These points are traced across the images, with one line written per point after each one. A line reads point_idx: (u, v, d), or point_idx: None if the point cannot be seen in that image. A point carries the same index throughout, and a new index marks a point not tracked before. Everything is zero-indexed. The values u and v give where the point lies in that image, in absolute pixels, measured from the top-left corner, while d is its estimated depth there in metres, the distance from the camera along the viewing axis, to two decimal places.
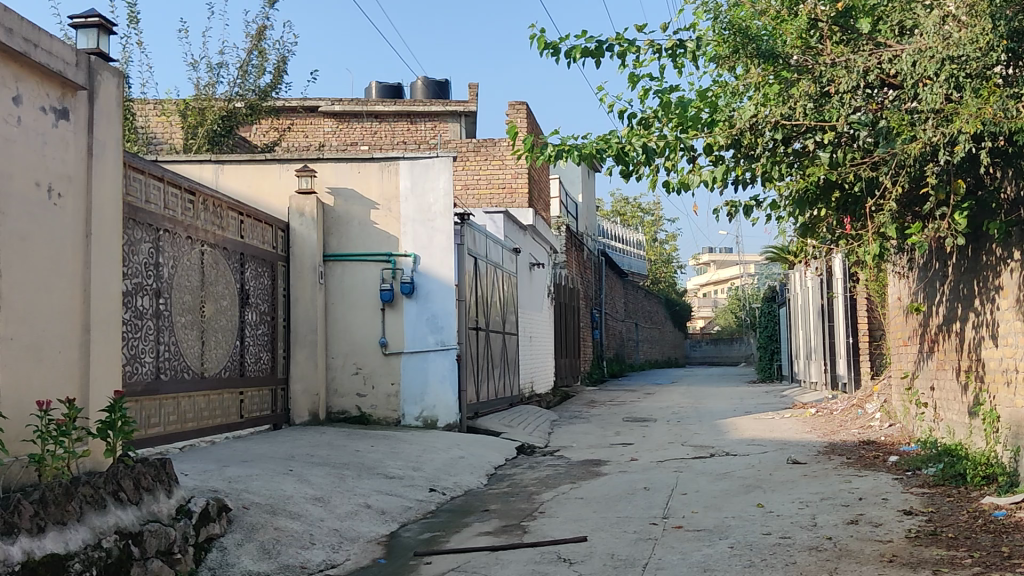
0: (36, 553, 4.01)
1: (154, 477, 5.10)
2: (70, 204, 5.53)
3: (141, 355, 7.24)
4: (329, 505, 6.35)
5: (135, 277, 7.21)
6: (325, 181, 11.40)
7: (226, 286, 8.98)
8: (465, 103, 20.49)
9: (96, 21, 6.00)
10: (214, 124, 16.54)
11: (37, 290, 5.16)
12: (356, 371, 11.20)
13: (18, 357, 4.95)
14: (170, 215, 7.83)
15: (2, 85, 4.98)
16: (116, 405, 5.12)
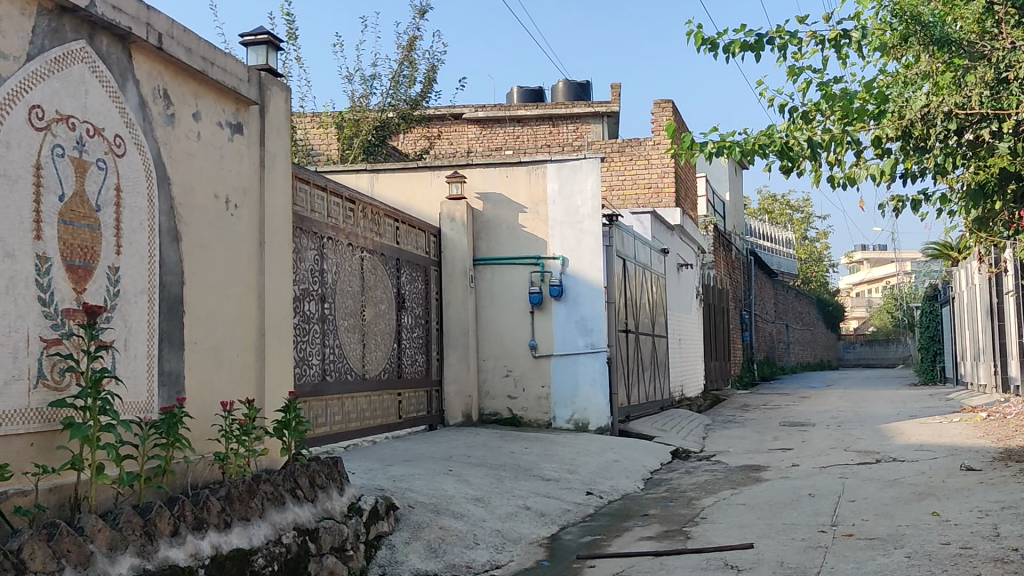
0: (224, 548, 4.20)
1: (327, 475, 5.28)
2: (246, 215, 5.79)
3: (308, 357, 7.50)
4: (489, 506, 6.41)
5: (303, 283, 7.49)
6: (475, 187, 11.59)
7: (384, 291, 9.23)
8: (609, 103, 20.39)
9: (265, 38, 6.29)
10: (369, 134, 17.00)
11: (217, 296, 5.42)
12: (507, 373, 11.31)
13: (200, 359, 5.20)
14: (333, 223, 8.11)
15: (183, 102, 5.23)
16: (291, 405, 5.34)
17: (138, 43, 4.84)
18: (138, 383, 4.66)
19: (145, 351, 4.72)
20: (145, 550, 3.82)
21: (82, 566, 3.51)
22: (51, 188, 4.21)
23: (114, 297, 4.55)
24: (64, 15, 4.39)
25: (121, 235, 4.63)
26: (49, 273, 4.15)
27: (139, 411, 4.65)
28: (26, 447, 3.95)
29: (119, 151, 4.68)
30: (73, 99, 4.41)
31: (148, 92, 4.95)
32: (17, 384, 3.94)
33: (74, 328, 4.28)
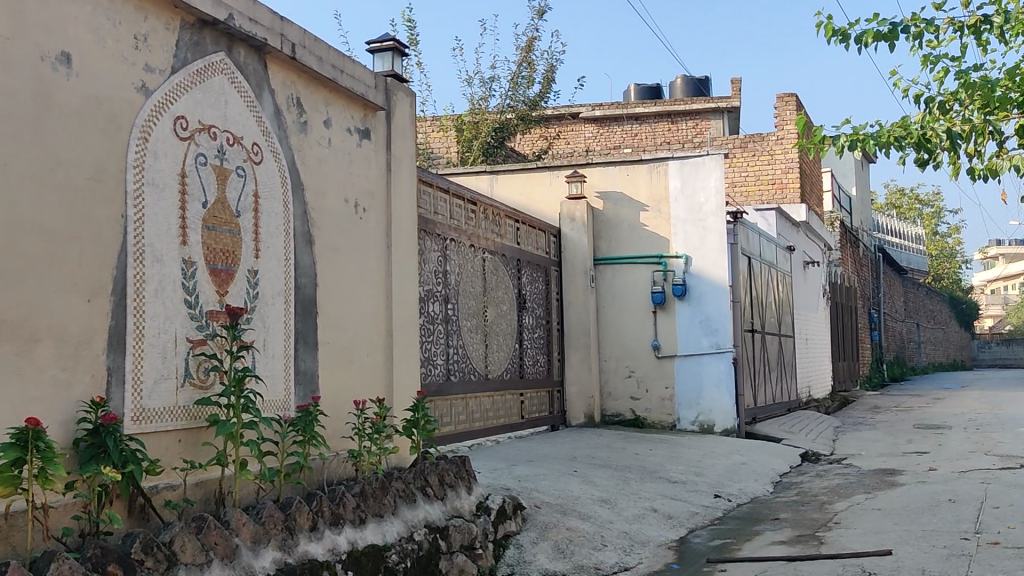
0: (359, 544, 4.29)
1: (456, 474, 5.34)
2: (374, 219, 5.91)
3: (433, 357, 7.61)
4: (616, 508, 6.35)
5: (427, 284, 7.61)
6: (594, 185, 11.58)
7: (506, 291, 9.29)
8: (729, 99, 20.06)
9: (391, 45, 6.28)
10: (488, 137, 17.08)
11: (348, 297, 5.55)
12: (629, 374, 11.25)
13: (333, 360, 5.33)
14: (455, 225, 8.21)
15: (315, 110, 5.38)
16: (420, 404, 5.43)
17: (273, 53, 5.00)
18: (276, 382, 4.81)
19: (281, 351, 4.87)
20: (286, 545, 3.93)
21: (229, 559, 3.63)
22: (195, 196, 4.39)
23: (254, 299, 4.71)
24: (205, 28, 4.56)
25: (259, 239, 4.79)
26: (194, 276, 4.33)
27: (278, 408, 4.80)
28: (174, 444, 4.12)
29: (256, 159, 4.84)
30: (214, 109, 4.58)
31: (283, 101, 5.11)
32: (166, 383, 4.11)
33: (218, 329, 4.46)
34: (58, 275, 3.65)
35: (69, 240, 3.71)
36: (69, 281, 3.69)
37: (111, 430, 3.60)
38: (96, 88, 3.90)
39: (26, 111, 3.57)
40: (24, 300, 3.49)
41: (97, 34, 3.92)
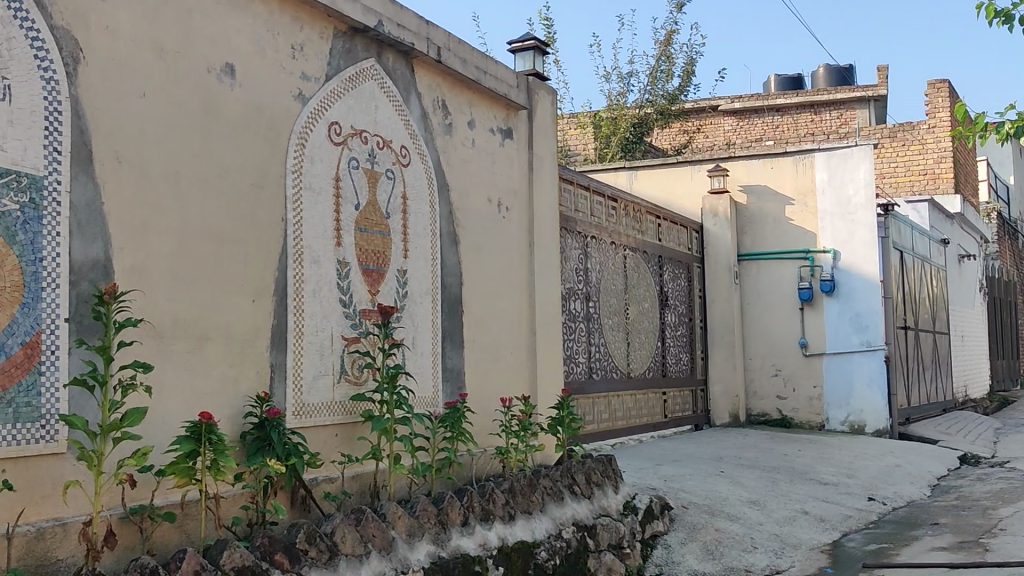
0: (509, 540, 4.33)
1: (602, 472, 5.34)
2: (517, 217, 5.94)
3: (576, 355, 7.62)
4: (766, 509, 6.21)
5: (569, 282, 7.64)
6: (737, 179, 11.35)
7: (648, 289, 9.22)
8: (876, 87, 19.36)
9: (532, 44, 6.27)
10: (627, 132, 16.98)
11: (494, 296, 5.61)
12: (776, 372, 10.98)
13: (479, 357, 5.40)
14: (596, 223, 8.20)
15: (459, 111, 5.47)
16: (564, 402, 5.41)
17: (419, 57, 5.11)
18: (425, 379, 4.90)
19: (430, 349, 4.97)
20: (439, 539, 3.99)
21: (386, 551, 3.71)
22: (348, 198, 4.52)
23: (403, 298, 4.82)
24: (356, 35, 4.69)
25: (408, 239, 4.90)
26: (348, 276, 4.47)
27: (427, 405, 4.90)
28: (330, 438, 4.26)
29: (404, 161, 4.96)
30: (365, 114, 4.72)
31: (429, 104, 5.21)
32: (323, 379, 4.26)
33: (371, 327, 4.58)
34: (225, 276, 3.83)
35: (236, 244, 3.90)
36: (236, 282, 3.87)
37: (275, 425, 3.75)
38: (258, 98, 4.08)
39: (194, 121, 3.77)
40: (193, 301, 3.68)
41: (258, 45, 4.09)
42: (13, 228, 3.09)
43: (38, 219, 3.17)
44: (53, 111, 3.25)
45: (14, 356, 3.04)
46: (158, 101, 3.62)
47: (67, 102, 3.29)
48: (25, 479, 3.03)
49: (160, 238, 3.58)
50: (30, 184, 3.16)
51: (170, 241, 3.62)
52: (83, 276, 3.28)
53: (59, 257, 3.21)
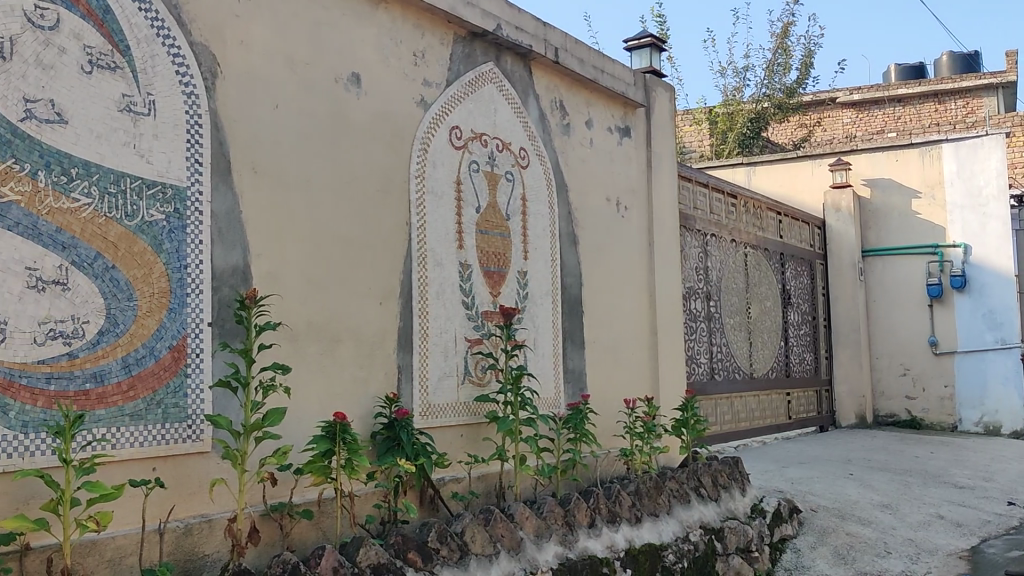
0: (637, 542, 4.30)
1: (729, 475, 5.27)
2: (637, 216, 5.90)
3: (698, 356, 7.52)
4: (899, 513, 6.01)
5: (689, 281, 7.56)
6: (860, 173, 11.00)
7: (770, 287, 9.04)
8: (1004, 73, 18.52)
9: (649, 41, 6.23)
10: (744, 127, 16.63)
11: (614, 296, 5.59)
12: (904, 372, 10.63)
13: (600, 358, 5.39)
14: (715, 220, 8.08)
15: (577, 111, 5.47)
16: (688, 403, 5.33)
17: (538, 59, 5.13)
18: (547, 381, 4.92)
19: (551, 349, 4.98)
20: (567, 539, 4.00)
21: (515, 552, 3.73)
22: (470, 201, 4.57)
23: (524, 299, 4.85)
24: (476, 40, 4.74)
25: (529, 241, 4.93)
26: (471, 278, 4.52)
27: (550, 406, 4.91)
28: (456, 438, 4.31)
29: (524, 163, 4.98)
30: (485, 117, 4.77)
31: (547, 105, 5.23)
32: (448, 380, 4.31)
33: (493, 329, 4.62)
34: (355, 280, 3.92)
35: (364, 248, 3.98)
36: (364, 285, 3.96)
37: (404, 425, 3.78)
38: (383, 105, 4.17)
39: (324, 129, 3.88)
40: (325, 304, 3.78)
41: (382, 53, 4.18)
42: (160, 237, 3.23)
43: (182, 228, 3.31)
44: (193, 124, 3.39)
45: (163, 359, 3.19)
46: (289, 111, 3.74)
47: (206, 115, 3.43)
48: (174, 477, 3.17)
49: (294, 244, 3.69)
50: (174, 195, 3.30)
51: (303, 247, 3.73)
52: (224, 282, 3.42)
53: (202, 265, 3.35)
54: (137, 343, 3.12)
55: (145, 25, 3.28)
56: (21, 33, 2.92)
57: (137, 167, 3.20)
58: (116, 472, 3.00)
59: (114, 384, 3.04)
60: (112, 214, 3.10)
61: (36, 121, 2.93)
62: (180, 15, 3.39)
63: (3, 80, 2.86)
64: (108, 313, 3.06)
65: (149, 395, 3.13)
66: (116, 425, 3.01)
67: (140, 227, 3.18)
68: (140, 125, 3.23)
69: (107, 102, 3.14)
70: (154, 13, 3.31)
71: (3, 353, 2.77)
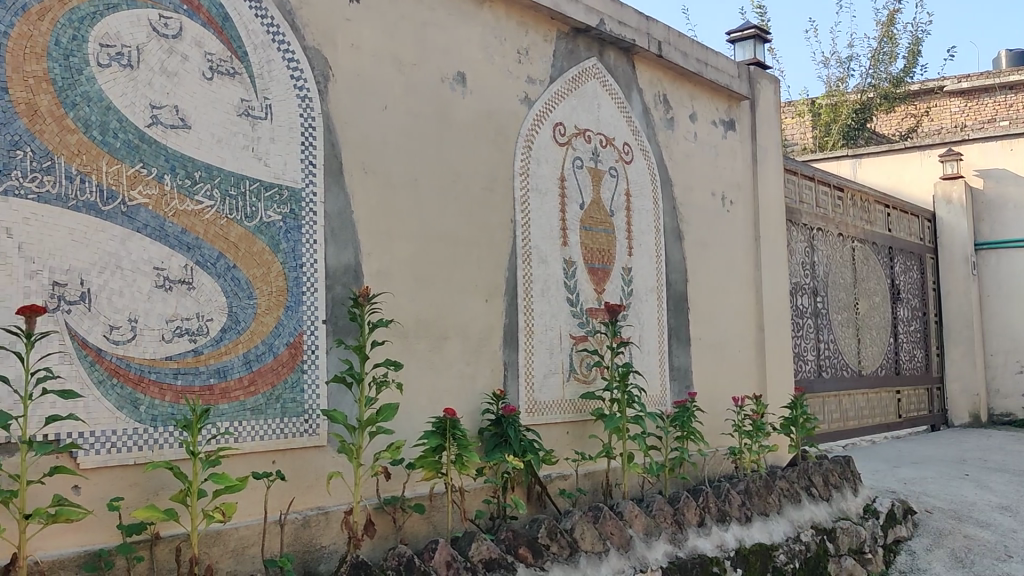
0: (747, 541, 4.24)
1: (841, 474, 5.16)
2: (742, 211, 5.81)
3: (805, 353, 7.38)
4: (1020, 516, 5.76)
5: (795, 277, 7.41)
6: (972, 164, 10.66)
7: (878, 282, 8.81)
8: None
9: (753, 32, 6.08)
10: (848, 119, 16.27)
11: (720, 292, 5.52)
12: (1021, 369, 10.22)
13: (706, 355, 5.33)
14: (822, 214, 7.90)
15: (680, 105, 5.42)
16: (797, 401, 5.22)
17: (640, 53, 5.09)
18: (653, 378, 4.89)
19: (656, 347, 4.94)
20: (676, 538, 3.97)
21: (624, 549, 3.72)
22: (573, 197, 4.57)
23: (629, 295, 4.83)
24: (578, 36, 4.73)
25: (633, 237, 4.90)
26: (575, 275, 4.52)
27: (656, 404, 4.88)
28: (562, 435, 4.32)
29: (628, 158, 4.96)
30: (588, 113, 4.76)
31: (650, 99, 5.20)
32: (553, 377, 4.32)
33: (598, 325, 4.62)
34: (462, 277, 3.97)
35: (470, 246, 4.03)
36: (471, 283, 4.00)
37: (512, 421, 3.79)
38: (488, 103, 4.20)
39: (430, 129, 3.93)
40: (434, 302, 3.84)
41: (486, 52, 4.21)
42: (277, 237, 3.32)
43: (298, 228, 3.39)
44: (308, 127, 3.47)
45: (281, 355, 3.28)
46: (397, 112, 3.80)
47: (319, 118, 3.51)
48: (293, 470, 3.26)
49: (402, 242, 3.75)
50: (290, 196, 3.39)
51: (411, 245, 3.79)
52: (337, 281, 3.49)
53: (317, 264, 3.43)
54: (257, 340, 3.21)
55: (262, 31, 3.37)
56: (147, 42, 3.04)
57: (256, 169, 3.29)
58: (238, 465, 3.11)
59: (236, 379, 3.14)
60: (233, 215, 3.20)
61: (162, 127, 3.05)
62: (294, 20, 3.47)
63: (130, 87, 2.98)
64: (230, 311, 3.16)
65: (269, 390, 3.22)
66: (238, 419, 3.11)
67: (259, 228, 3.27)
68: (258, 129, 3.32)
69: (226, 107, 3.24)
70: (270, 19, 3.40)
71: (133, 349, 2.89)
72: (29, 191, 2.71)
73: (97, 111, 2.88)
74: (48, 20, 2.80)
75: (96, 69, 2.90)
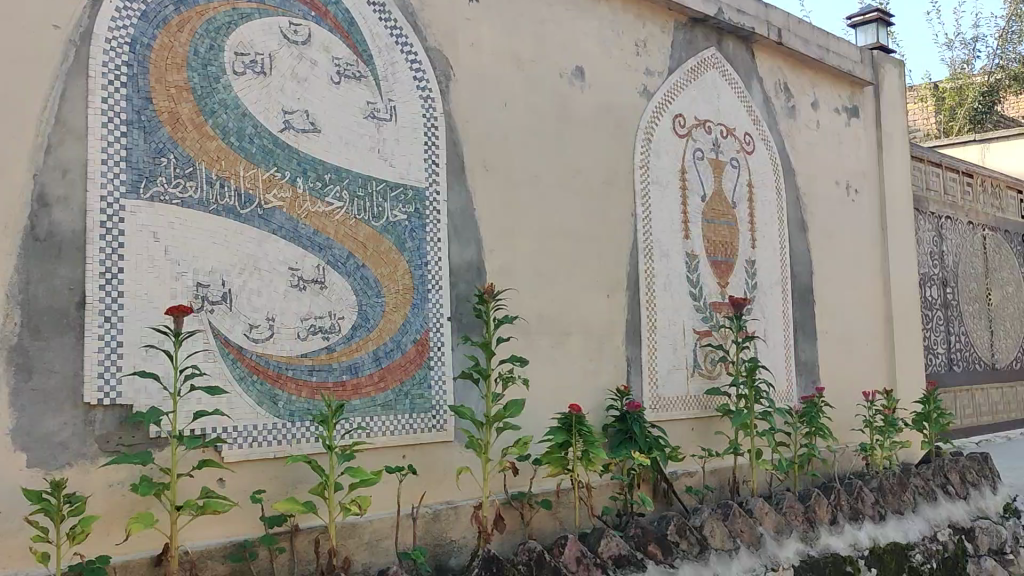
0: (881, 540, 4.12)
1: (978, 472, 4.96)
2: (867, 199, 5.64)
3: (934, 346, 7.13)
4: None
5: (923, 267, 7.16)
6: None
7: (1012, 271, 8.43)
8: None
9: (875, 15, 5.92)
10: (975, 102, 15.53)
11: (845, 283, 5.38)
12: None
13: (833, 348, 5.19)
14: (951, 201, 7.61)
15: (802, 92, 5.29)
16: (930, 396, 5.04)
17: (760, 41, 4.99)
18: (779, 373, 4.79)
19: (782, 340, 4.84)
20: (807, 537, 3.88)
21: (755, 547, 3.66)
22: (695, 189, 4.52)
23: (753, 289, 4.74)
24: (697, 26, 4.67)
25: (755, 229, 4.81)
26: (698, 268, 4.47)
27: (783, 400, 4.78)
28: (687, 432, 4.28)
29: (749, 149, 4.88)
30: (708, 104, 4.70)
31: (771, 88, 5.09)
32: (678, 373, 4.28)
33: (722, 320, 4.55)
34: (584, 272, 3.97)
35: (592, 241, 4.02)
36: (593, 278, 4.00)
37: (636, 418, 3.76)
38: (608, 97, 4.19)
39: (551, 125, 3.94)
40: (557, 298, 3.85)
41: (604, 46, 4.20)
42: (403, 236, 3.38)
43: (422, 227, 3.44)
44: (431, 127, 3.52)
45: (408, 352, 3.33)
46: (517, 108, 3.82)
47: (441, 117, 3.56)
48: (422, 464, 3.32)
49: (525, 239, 3.78)
50: (415, 195, 3.44)
51: (534, 241, 3.81)
52: (461, 278, 3.54)
53: (441, 261, 3.47)
54: (385, 337, 3.27)
55: (386, 33, 3.43)
56: (278, 49, 3.13)
57: (382, 170, 3.36)
58: (371, 459, 3.18)
59: (367, 375, 3.20)
60: (361, 215, 3.27)
61: (294, 131, 3.14)
62: (416, 22, 3.53)
63: (264, 94, 3.08)
64: (359, 309, 3.23)
65: (398, 386, 3.28)
66: (369, 414, 3.18)
67: (385, 227, 3.33)
68: (383, 130, 3.39)
69: (354, 110, 3.31)
70: (393, 22, 3.46)
71: (271, 347, 2.99)
72: (173, 197, 2.82)
73: (233, 117, 2.99)
74: (187, 31, 2.92)
75: (232, 76, 3.00)
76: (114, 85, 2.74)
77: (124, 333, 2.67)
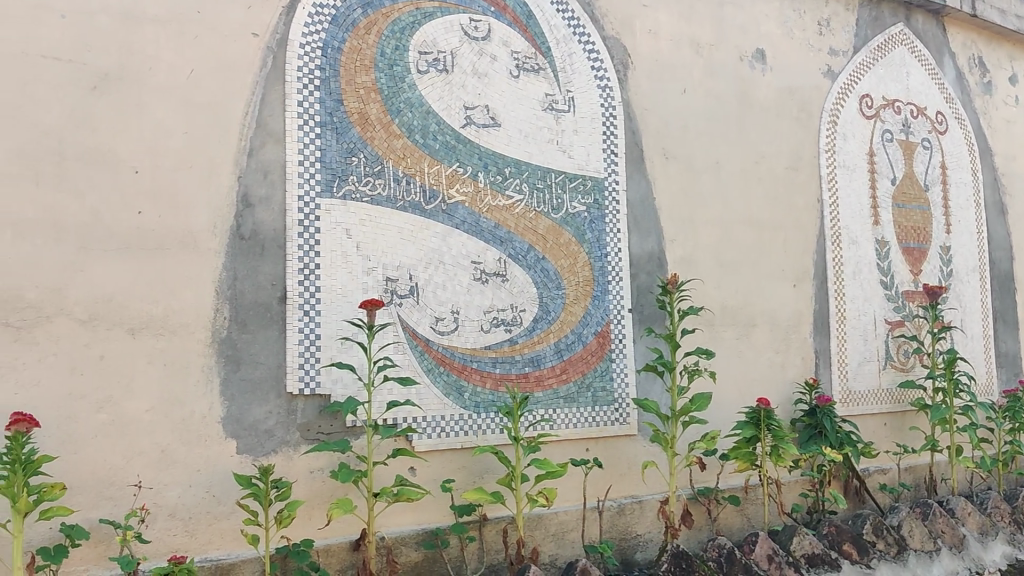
0: None
1: None
2: None
3: None
4: None
5: None
6: None
7: None
8: None
9: None
10: None
11: None
12: None
13: None
14: None
15: (999, 66, 4.97)
16: None
17: (951, 14, 4.72)
18: (979, 365, 4.53)
19: (981, 331, 4.57)
20: (1015, 539, 3.68)
21: (958, 549, 3.47)
22: (884, 173, 4.31)
23: (948, 277, 4.50)
24: (882, 1, 4.46)
25: (949, 213, 4.55)
26: (889, 256, 4.27)
27: (984, 393, 4.52)
28: (880, 427, 4.11)
29: (942, 128, 4.62)
30: (897, 83, 4.48)
31: (964, 63, 4.81)
32: (869, 365, 4.11)
33: (916, 310, 4.33)
34: (768, 262, 3.86)
35: (776, 230, 3.90)
36: (778, 267, 3.88)
37: (827, 412, 3.62)
38: (790, 80, 4.05)
39: (732, 111, 3.84)
40: (741, 288, 3.76)
41: (786, 27, 4.06)
42: (583, 227, 3.37)
43: (602, 218, 3.42)
44: (609, 117, 3.50)
45: (590, 344, 3.32)
46: (697, 95, 3.75)
47: (619, 106, 3.52)
48: (607, 458, 3.32)
49: (707, 229, 3.70)
50: (594, 186, 3.42)
51: (716, 231, 3.73)
52: (641, 269, 3.50)
53: (621, 252, 3.45)
54: (566, 329, 3.27)
55: (563, 25, 3.43)
56: (459, 46, 3.18)
57: (561, 162, 3.36)
58: (557, 452, 3.20)
59: (550, 367, 3.21)
60: (541, 208, 3.29)
61: (475, 127, 3.18)
62: (593, 12, 3.52)
63: (446, 90, 3.13)
64: (540, 302, 3.24)
65: (580, 378, 3.27)
66: (552, 406, 3.20)
67: (565, 219, 3.34)
68: (562, 122, 3.39)
69: (533, 103, 3.33)
70: (570, 13, 3.45)
71: (457, 340, 3.05)
72: (365, 194, 2.91)
73: (418, 116, 3.05)
74: (374, 33, 3.00)
75: (417, 75, 3.07)
76: (309, 88, 2.84)
77: (322, 327, 2.77)
